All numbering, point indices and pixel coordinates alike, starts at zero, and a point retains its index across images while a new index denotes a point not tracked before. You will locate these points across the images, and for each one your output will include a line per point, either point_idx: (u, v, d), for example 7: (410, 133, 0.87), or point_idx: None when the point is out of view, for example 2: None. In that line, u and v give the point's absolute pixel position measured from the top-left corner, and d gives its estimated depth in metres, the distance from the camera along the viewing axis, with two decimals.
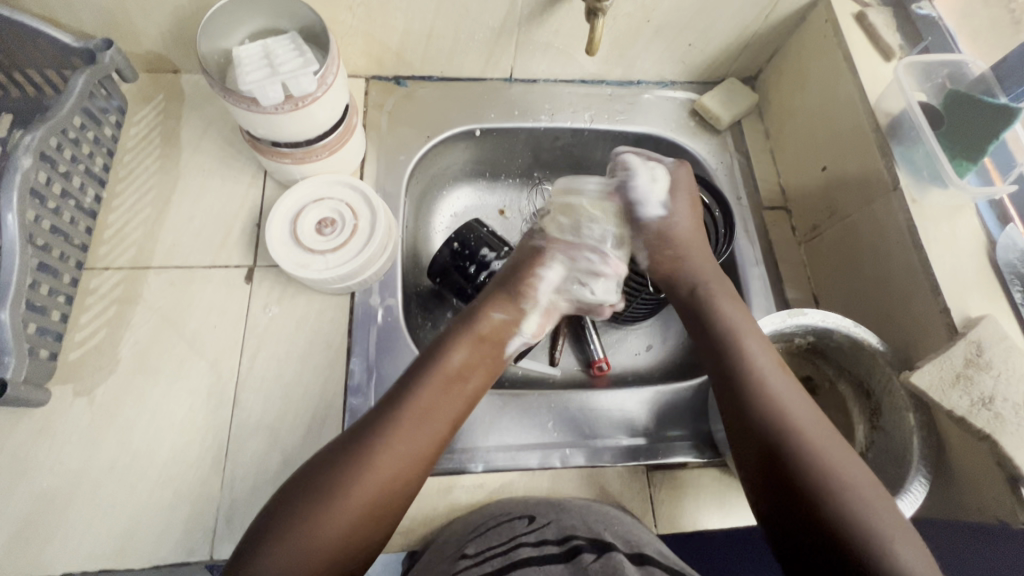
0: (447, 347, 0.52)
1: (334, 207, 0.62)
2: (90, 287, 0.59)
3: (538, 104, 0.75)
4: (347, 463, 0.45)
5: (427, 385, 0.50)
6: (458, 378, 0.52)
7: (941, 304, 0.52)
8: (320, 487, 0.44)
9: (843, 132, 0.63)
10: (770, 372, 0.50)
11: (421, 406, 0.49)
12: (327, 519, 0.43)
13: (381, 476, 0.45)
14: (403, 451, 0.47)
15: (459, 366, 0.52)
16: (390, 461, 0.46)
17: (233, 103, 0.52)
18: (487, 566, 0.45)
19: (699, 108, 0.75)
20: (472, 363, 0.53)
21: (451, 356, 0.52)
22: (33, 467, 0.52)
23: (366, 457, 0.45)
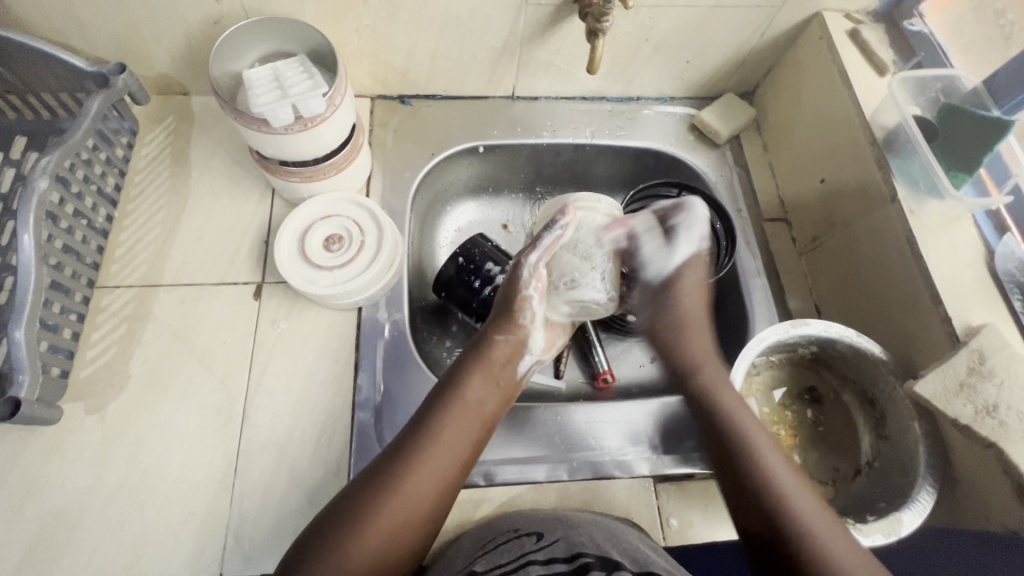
0: (466, 376, 0.54)
1: (341, 224, 0.63)
2: (100, 305, 0.60)
3: (540, 121, 0.77)
4: (361, 508, 0.46)
5: (450, 412, 0.52)
6: (479, 404, 0.54)
7: (942, 313, 0.53)
8: (351, 512, 0.46)
9: (841, 144, 0.64)
10: (745, 417, 0.54)
11: (447, 434, 0.51)
12: (346, 560, 0.44)
13: (396, 524, 0.46)
14: (421, 491, 0.48)
15: (479, 393, 0.54)
16: (399, 504, 0.47)
17: (244, 124, 0.53)
18: None
19: (698, 122, 0.77)
20: (491, 392, 0.55)
21: (470, 389, 0.54)
22: (43, 484, 0.52)
23: (385, 502, 0.47)
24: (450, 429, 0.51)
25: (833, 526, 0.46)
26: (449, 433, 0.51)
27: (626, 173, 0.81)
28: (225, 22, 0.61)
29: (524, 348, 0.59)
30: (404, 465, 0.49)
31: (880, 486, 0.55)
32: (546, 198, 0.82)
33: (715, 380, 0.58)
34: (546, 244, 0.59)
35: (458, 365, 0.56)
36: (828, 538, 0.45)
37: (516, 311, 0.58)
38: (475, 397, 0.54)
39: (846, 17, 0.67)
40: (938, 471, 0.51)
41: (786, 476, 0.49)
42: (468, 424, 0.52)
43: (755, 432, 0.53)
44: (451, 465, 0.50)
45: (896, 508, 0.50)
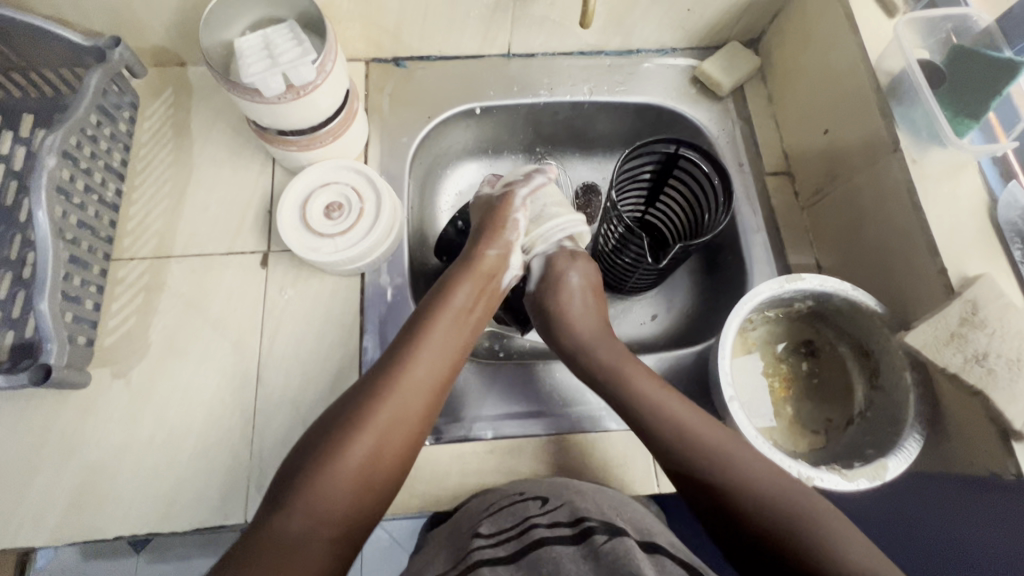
0: (451, 288, 0.57)
1: (340, 192, 0.64)
2: (118, 277, 0.63)
3: (537, 79, 0.75)
4: (359, 412, 0.48)
5: (440, 322, 0.55)
6: (465, 312, 0.57)
7: (938, 264, 0.52)
8: (338, 435, 0.47)
9: (845, 93, 0.62)
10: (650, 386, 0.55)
11: (432, 350, 0.54)
12: (339, 473, 0.46)
13: (398, 431, 0.49)
14: (414, 394, 0.51)
15: (464, 301, 0.57)
16: (394, 405, 0.50)
17: (237, 95, 0.54)
18: (501, 549, 0.48)
19: (700, 74, 0.75)
20: (476, 299, 0.58)
21: (455, 299, 0.57)
22: (80, 442, 0.57)
23: (378, 408, 0.49)
24: (437, 342, 0.54)
25: (764, 465, 0.48)
26: (438, 340, 0.54)
27: (626, 130, 0.80)
28: None
29: (507, 262, 0.61)
30: (395, 372, 0.51)
31: (870, 434, 0.56)
32: (546, 158, 0.82)
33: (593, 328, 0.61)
34: (536, 184, 0.64)
35: (444, 281, 0.59)
36: (756, 474, 0.47)
37: (500, 227, 0.61)
38: (461, 306, 0.57)
39: None
40: (926, 418, 0.52)
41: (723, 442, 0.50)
42: (455, 332, 0.56)
43: (666, 401, 0.53)
44: (443, 371, 0.53)
45: (883, 455, 0.51)
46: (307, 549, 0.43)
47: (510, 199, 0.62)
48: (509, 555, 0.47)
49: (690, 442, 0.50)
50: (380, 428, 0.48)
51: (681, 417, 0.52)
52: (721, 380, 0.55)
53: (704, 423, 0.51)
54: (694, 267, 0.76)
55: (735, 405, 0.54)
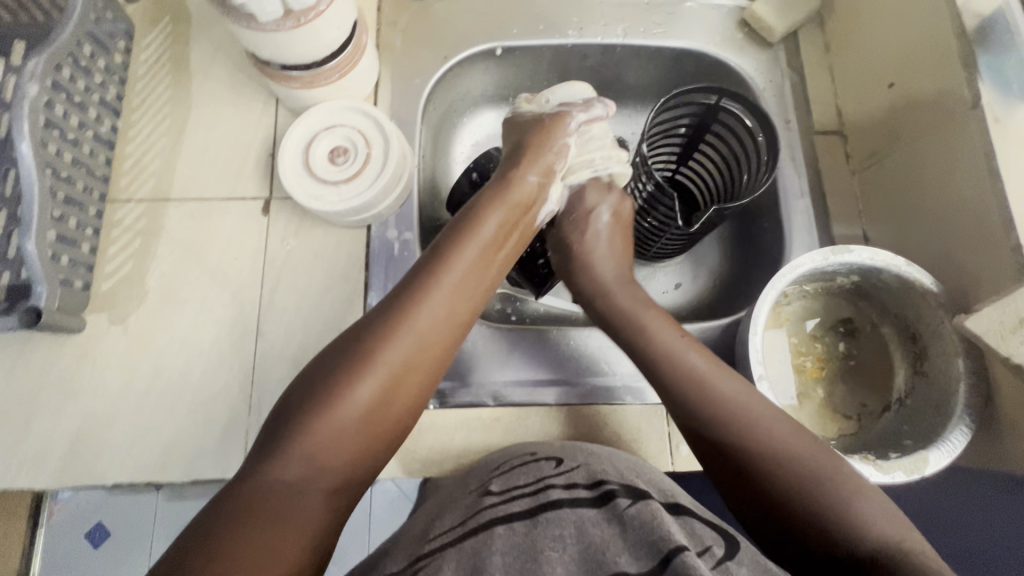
0: (481, 211, 0.51)
1: (346, 135, 0.59)
2: (114, 219, 0.60)
3: (566, 18, 0.68)
4: (367, 350, 0.44)
5: (469, 249, 0.50)
6: (495, 241, 0.52)
7: (1013, 241, 0.45)
8: (345, 372, 0.43)
9: (919, 39, 0.54)
10: (678, 347, 0.50)
11: (459, 280, 0.48)
12: (344, 414, 0.42)
13: (413, 370, 0.45)
14: (433, 330, 0.46)
15: (495, 229, 0.52)
16: (406, 344, 0.45)
17: (233, 20, 0.49)
18: (514, 503, 0.42)
19: (749, 17, 0.67)
20: (508, 228, 0.53)
21: (487, 224, 0.51)
22: (78, 389, 0.55)
23: (394, 342, 0.44)
24: (463, 273, 0.49)
25: (816, 449, 0.43)
26: (462, 274, 0.49)
27: (663, 80, 0.72)
28: None
29: (545, 192, 0.56)
30: (412, 303, 0.46)
31: (909, 423, 0.52)
32: None
33: (611, 276, 0.58)
34: (547, 129, 0.56)
35: (476, 200, 0.53)
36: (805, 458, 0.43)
37: (540, 152, 0.56)
38: (488, 238, 0.51)
39: None
40: (977, 411, 0.47)
41: (767, 416, 0.45)
42: (484, 265, 0.50)
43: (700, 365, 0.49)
44: (466, 306, 0.49)
45: (924, 448, 0.47)
46: (303, 491, 0.40)
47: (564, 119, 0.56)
48: (524, 510, 0.41)
49: (731, 412, 0.45)
50: (394, 364, 0.44)
51: (709, 381, 0.47)
52: (750, 357, 0.50)
53: (736, 384, 0.47)
54: (726, 234, 0.70)
55: (764, 385, 0.49)
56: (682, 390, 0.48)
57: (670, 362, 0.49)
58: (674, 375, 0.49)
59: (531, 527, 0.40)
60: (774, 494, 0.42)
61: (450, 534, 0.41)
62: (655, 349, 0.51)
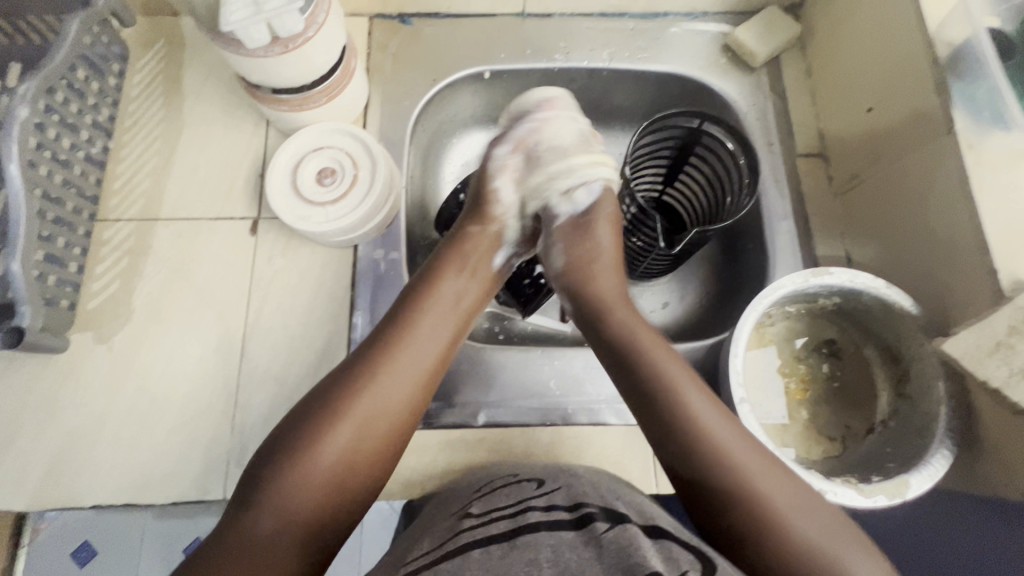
0: (440, 269, 0.52)
1: (334, 157, 0.60)
2: (102, 238, 0.60)
3: (553, 42, 0.70)
4: (329, 413, 0.44)
5: (429, 308, 0.50)
6: (458, 296, 0.52)
7: (989, 265, 0.46)
8: (307, 435, 0.43)
9: (895, 66, 0.56)
10: (680, 375, 0.46)
11: (421, 336, 0.48)
12: (307, 476, 0.42)
13: (376, 427, 0.44)
14: (399, 385, 0.46)
15: (456, 285, 0.52)
16: (369, 402, 0.45)
17: (221, 46, 0.50)
18: (492, 526, 0.42)
19: (732, 42, 0.69)
20: (469, 283, 0.53)
21: (445, 282, 0.51)
22: (60, 408, 0.55)
23: (355, 402, 0.44)
24: (424, 329, 0.49)
25: (798, 489, 0.42)
26: (426, 328, 0.49)
27: (649, 102, 0.73)
28: None
29: (500, 241, 0.55)
30: (374, 363, 0.46)
31: (892, 445, 0.52)
32: None
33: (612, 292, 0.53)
34: (519, 137, 0.55)
35: (434, 259, 0.53)
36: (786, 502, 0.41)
37: (487, 195, 0.55)
38: (451, 291, 0.51)
39: None
40: (958, 434, 0.47)
41: (748, 455, 0.43)
42: (447, 320, 0.50)
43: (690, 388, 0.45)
44: (434, 360, 0.48)
45: (905, 471, 0.47)
46: (270, 556, 0.39)
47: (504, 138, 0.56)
48: (502, 532, 0.41)
49: (718, 448, 0.43)
50: (357, 422, 0.44)
51: (697, 412, 0.44)
52: (732, 379, 0.51)
53: (721, 417, 0.44)
54: (712, 254, 0.71)
55: (745, 407, 0.49)
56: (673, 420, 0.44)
57: (667, 389, 0.45)
58: (672, 401, 0.45)
59: (507, 551, 0.39)
60: (761, 542, 0.40)
61: (425, 556, 0.41)
62: (655, 371, 0.46)
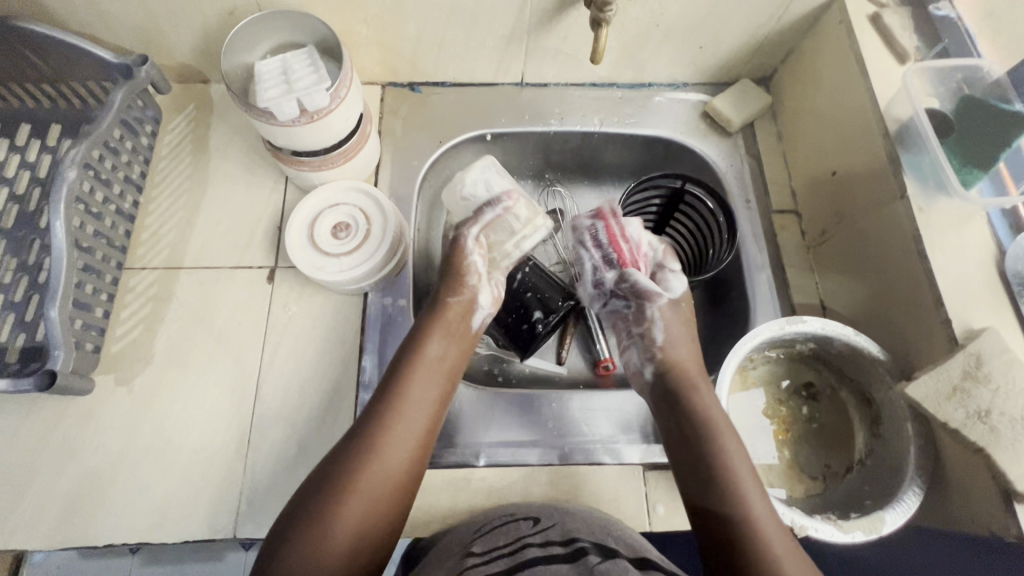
0: (423, 337, 0.57)
1: (348, 212, 0.65)
2: (128, 285, 0.65)
3: (549, 108, 0.77)
4: (338, 481, 0.48)
5: (415, 373, 0.55)
6: (441, 360, 0.57)
7: (943, 315, 0.51)
8: (318, 504, 0.47)
9: (853, 136, 0.63)
10: (731, 441, 0.52)
11: (413, 399, 0.54)
12: (325, 539, 0.45)
13: (382, 488, 0.49)
14: (398, 446, 0.51)
15: (439, 351, 0.57)
16: (376, 466, 0.49)
17: (253, 116, 0.55)
18: (494, 563, 0.45)
19: (710, 110, 0.76)
20: (451, 348, 0.58)
21: (428, 348, 0.57)
22: (79, 448, 0.58)
23: (360, 468, 0.49)
24: (416, 393, 0.54)
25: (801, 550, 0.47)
26: (416, 392, 0.54)
27: (636, 161, 0.80)
28: (239, 13, 0.64)
29: (475, 304, 0.61)
30: (372, 429, 0.51)
31: (869, 483, 0.55)
32: (556, 185, 0.82)
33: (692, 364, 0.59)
34: (486, 219, 0.63)
35: (417, 328, 0.58)
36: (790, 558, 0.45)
37: (465, 269, 0.62)
38: (436, 354, 0.57)
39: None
40: (927, 472, 0.51)
41: (767, 518, 0.48)
42: (433, 382, 0.55)
43: (733, 451, 0.51)
44: (425, 419, 0.53)
45: (881, 507, 0.50)
46: None
47: (483, 216, 0.63)
48: (504, 570, 0.44)
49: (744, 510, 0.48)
50: (366, 487, 0.48)
51: (738, 477, 0.50)
52: (716, 420, 0.54)
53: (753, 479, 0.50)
54: (698, 301, 0.76)
55: None
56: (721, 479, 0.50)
57: (720, 454, 0.51)
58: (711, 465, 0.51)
59: None
60: None
61: None
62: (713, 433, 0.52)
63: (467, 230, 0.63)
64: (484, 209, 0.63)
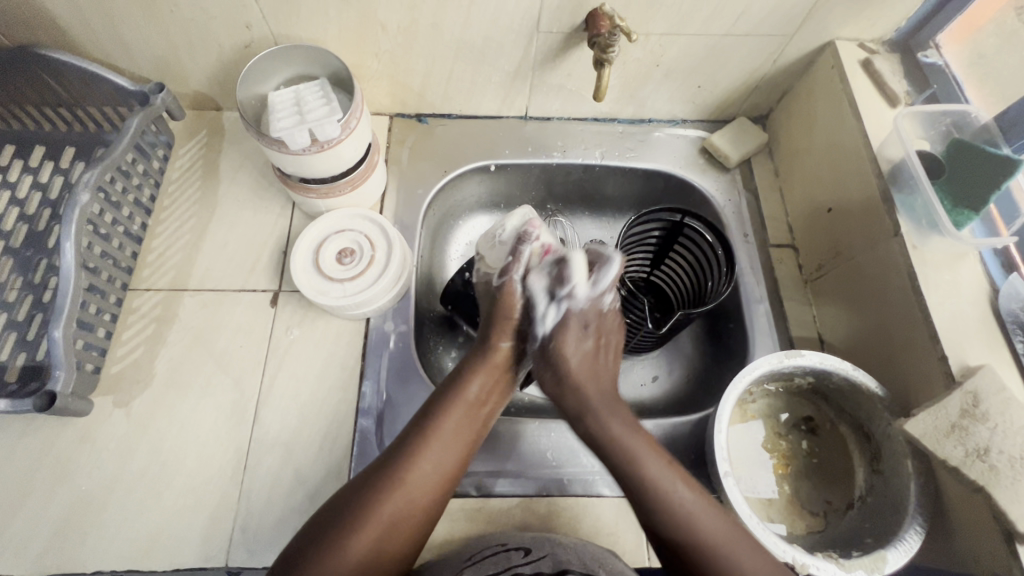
0: (466, 375, 0.56)
1: (354, 238, 0.66)
2: (132, 306, 0.65)
3: (552, 141, 0.79)
4: (355, 510, 0.47)
5: (451, 412, 0.54)
6: (479, 401, 0.56)
7: (939, 352, 0.52)
8: (334, 534, 0.46)
9: (848, 175, 0.64)
10: (666, 472, 0.50)
11: (447, 439, 0.53)
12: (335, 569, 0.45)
13: (403, 525, 0.48)
14: (419, 490, 0.50)
15: (478, 391, 0.56)
16: (395, 502, 0.48)
17: (265, 145, 0.57)
18: None
19: (708, 146, 0.78)
20: (490, 391, 0.57)
21: (469, 388, 0.55)
22: (73, 471, 0.57)
23: (381, 503, 0.48)
24: (450, 432, 0.53)
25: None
26: (448, 433, 0.53)
27: (636, 193, 0.82)
28: (255, 46, 0.66)
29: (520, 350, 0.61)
30: (399, 464, 0.50)
31: (869, 521, 0.55)
32: (557, 215, 0.84)
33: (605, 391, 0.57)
34: (527, 259, 0.60)
35: (461, 365, 0.58)
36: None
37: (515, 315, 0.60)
38: (474, 396, 0.55)
39: (861, 46, 0.67)
40: (928, 510, 0.50)
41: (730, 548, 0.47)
42: (468, 423, 0.54)
43: (675, 479, 0.50)
44: (453, 460, 0.52)
45: (883, 546, 0.50)
46: None
47: (520, 256, 0.60)
48: None
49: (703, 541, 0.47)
50: (383, 522, 0.48)
51: (686, 506, 0.49)
52: (716, 454, 0.54)
53: (706, 506, 0.49)
54: (697, 332, 0.76)
55: (730, 481, 0.52)
56: (665, 511, 0.49)
57: (657, 484, 0.50)
58: (659, 497, 0.49)
59: None
60: None
61: None
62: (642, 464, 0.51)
63: (517, 275, 0.60)
64: (520, 248, 0.60)
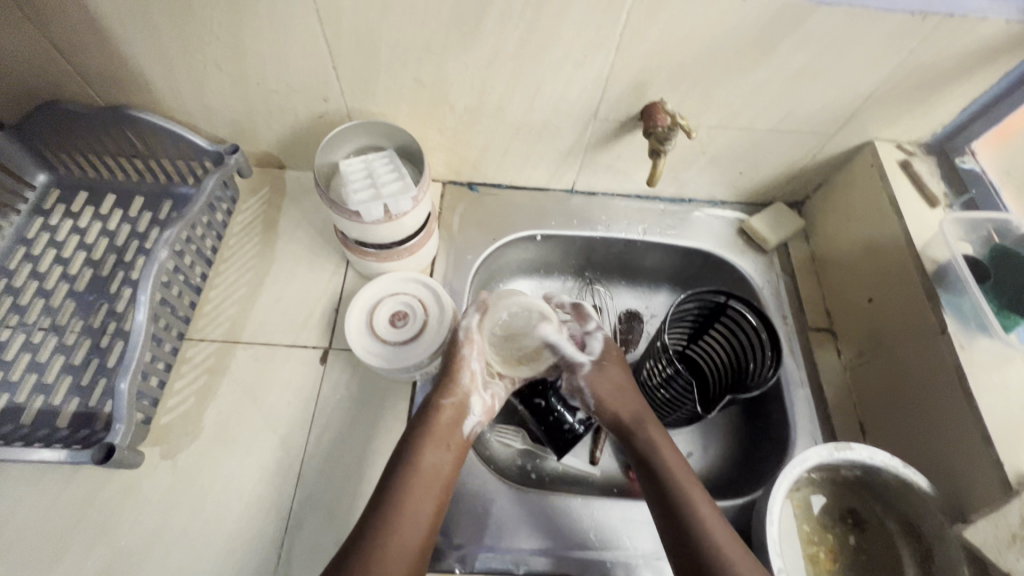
0: (417, 448, 0.57)
1: (407, 302, 0.68)
2: (186, 355, 0.66)
3: (596, 215, 0.82)
4: None
5: (412, 485, 0.56)
6: (435, 469, 0.57)
7: (994, 456, 0.52)
8: None
9: (889, 268, 0.67)
10: (698, 496, 0.56)
11: (416, 511, 0.54)
12: None
13: None
14: (398, 575, 0.51)
15: (433, 459, 0.58)
16: None
17: (336, 213, 0.60)
18: None
19: (747, 228, 0.81)
20: (444, 455, 0.59)
21: (425, 458, 0.57)
22: (115, 523, 0.57)
23: None
24: (417, 504, 0.55)
25: None
26: (413, 506, 0.54)
27: (674, 268, 0.84)
28: (329, 116, 0.71)
29: (468, 405, 0.63)
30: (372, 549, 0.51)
31: None
32: (595, 283, 0.86)
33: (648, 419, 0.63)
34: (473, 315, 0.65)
35: (409, 438, 0.59)
36: None
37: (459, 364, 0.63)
38: (431, 464, 0.57)
39: (898, 148, 0.71)
40: None
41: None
42: (431, 493, 0.56)
43: (702, 506, 0.55)
44: (424, 532, 0.54)
45: None
46: None
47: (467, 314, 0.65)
48: None
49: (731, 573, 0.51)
50: None
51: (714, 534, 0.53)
52: (769, 549, 0.53)
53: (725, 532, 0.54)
54: (734, 410, 0.76)
55: None
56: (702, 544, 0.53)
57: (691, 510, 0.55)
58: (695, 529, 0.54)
59: None
60: None
61: None
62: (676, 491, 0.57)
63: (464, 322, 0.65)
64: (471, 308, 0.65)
